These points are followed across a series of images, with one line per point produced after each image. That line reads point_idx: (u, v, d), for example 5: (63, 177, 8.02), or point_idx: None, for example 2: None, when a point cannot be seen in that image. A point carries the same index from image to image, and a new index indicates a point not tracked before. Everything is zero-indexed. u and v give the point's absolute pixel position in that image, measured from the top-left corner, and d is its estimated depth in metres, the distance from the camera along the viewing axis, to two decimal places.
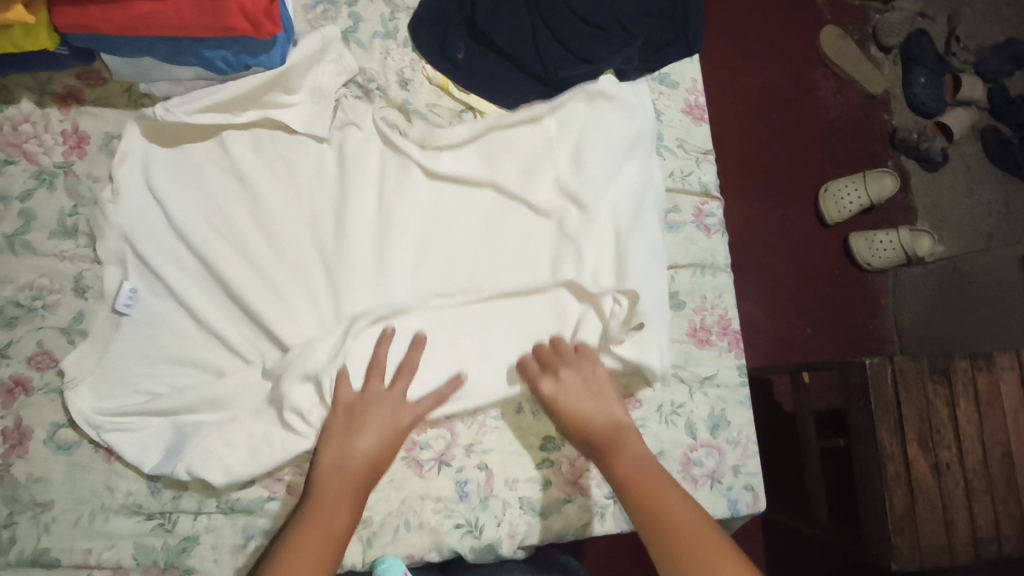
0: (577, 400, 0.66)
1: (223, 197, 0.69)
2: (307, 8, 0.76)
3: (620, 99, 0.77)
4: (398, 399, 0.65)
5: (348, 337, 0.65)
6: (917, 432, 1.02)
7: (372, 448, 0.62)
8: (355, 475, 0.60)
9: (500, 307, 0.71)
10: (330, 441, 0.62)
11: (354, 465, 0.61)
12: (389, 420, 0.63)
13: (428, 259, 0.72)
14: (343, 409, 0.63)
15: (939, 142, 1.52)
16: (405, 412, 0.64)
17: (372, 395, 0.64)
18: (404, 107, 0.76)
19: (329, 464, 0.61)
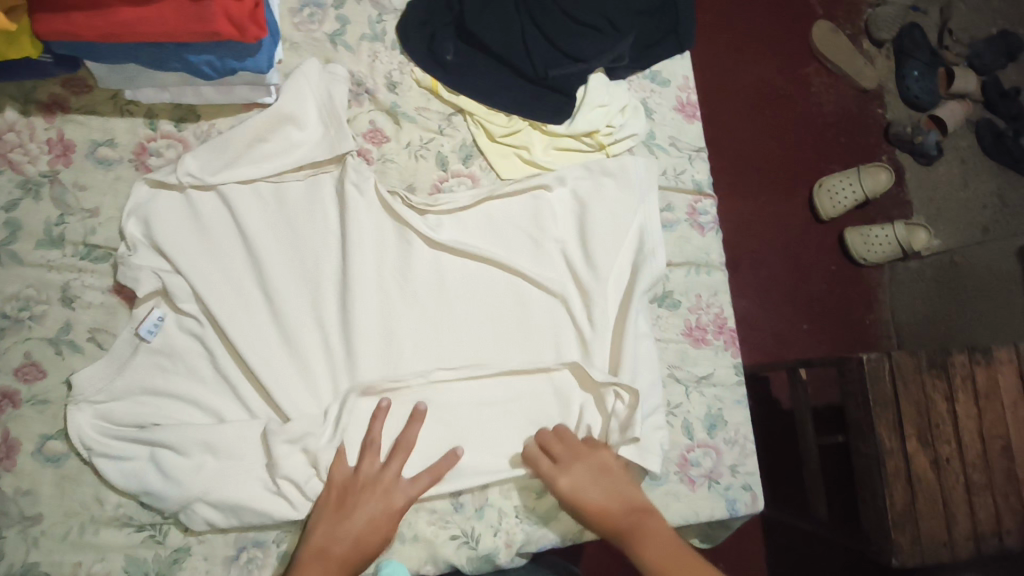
0: (586, 491, 0.66)
1: (208, 211, 0.69)
2: (294, 12, 0.76)
3: (621, 165, 0.78)
4: (394, 484, 0.64)
5: (343, 414, 0.66)
6: (916, 427, 1.02)
7: (363, 536, 0.62)
8: (344, 561, 0.60)
9: (501, 388, 0.71)
10: (320, 521, 0.62)
11: (343, 548, 0.60)
12: (381, 505, 0.63)
13: (428, 338, 0.71)
14: (337, 489, 0.63)
15: (933, 135, 1.52)
16: (397, 497, 0.64)
17: (369, 476, 0.64)
18: (392, 110, 0.76)
19: (317, 544, 0.60)
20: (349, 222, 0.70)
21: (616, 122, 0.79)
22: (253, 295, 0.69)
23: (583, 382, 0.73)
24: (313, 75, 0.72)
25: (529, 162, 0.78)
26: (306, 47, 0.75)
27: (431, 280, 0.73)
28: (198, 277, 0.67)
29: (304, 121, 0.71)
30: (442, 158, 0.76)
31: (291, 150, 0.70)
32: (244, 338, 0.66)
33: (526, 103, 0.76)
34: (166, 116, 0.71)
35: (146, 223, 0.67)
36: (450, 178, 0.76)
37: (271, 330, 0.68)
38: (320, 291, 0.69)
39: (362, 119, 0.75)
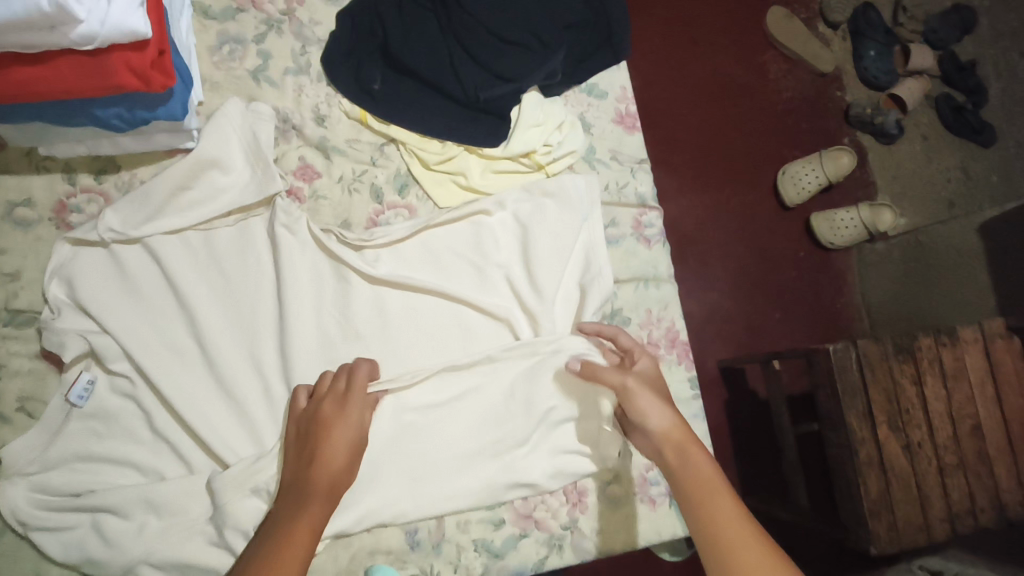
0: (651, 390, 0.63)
1: (133, 264, 0.67)
2: (212, 50, 0.74)
3: (565, 184, 0.76)
4: (349, 405, 0.62)
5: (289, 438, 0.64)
6: (886, 413, 1.01)
7: (333, 459, 0.59)
8: (322, 483, 0.58)
9: (456, 408, 0.70)
10: (293, 450, 0.61)
11: (318, 473, 0.58)
12: (336, 433, 0.60)
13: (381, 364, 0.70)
14: (298, 422, 0.62)
15: (893, 115, 1.51)
16: (347, 418, 0.61)
17: (319, 400, 0.62)
18: (322, 145, 0.74)
19: (295, 474, 0.59)
20: (283, 264, 0.68)
21: (553, 140, 0.77)
22: (187, 349, 0.67)
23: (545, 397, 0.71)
24: (235, 116, 0.70)
25: (468, 187, 0.76)
26: (229, 87, 0.73)
27: (374, 316, 0.71)
28: (126, 333, 0.65)
29: (229, 163, 0.69)
30: (377, 190, 0.74)
31: (217, 195, 0.69)
32: (180, 393, 0.65)
33: (459, 126, 0.75)
34: (85, 169, 0.69)
35: (69, 283, 0.65)
36: (385, 210, 0.74)
37: (209, 380, 0.67)
38: (258, 339, 0.68)
39: (291, 156, 0.73)
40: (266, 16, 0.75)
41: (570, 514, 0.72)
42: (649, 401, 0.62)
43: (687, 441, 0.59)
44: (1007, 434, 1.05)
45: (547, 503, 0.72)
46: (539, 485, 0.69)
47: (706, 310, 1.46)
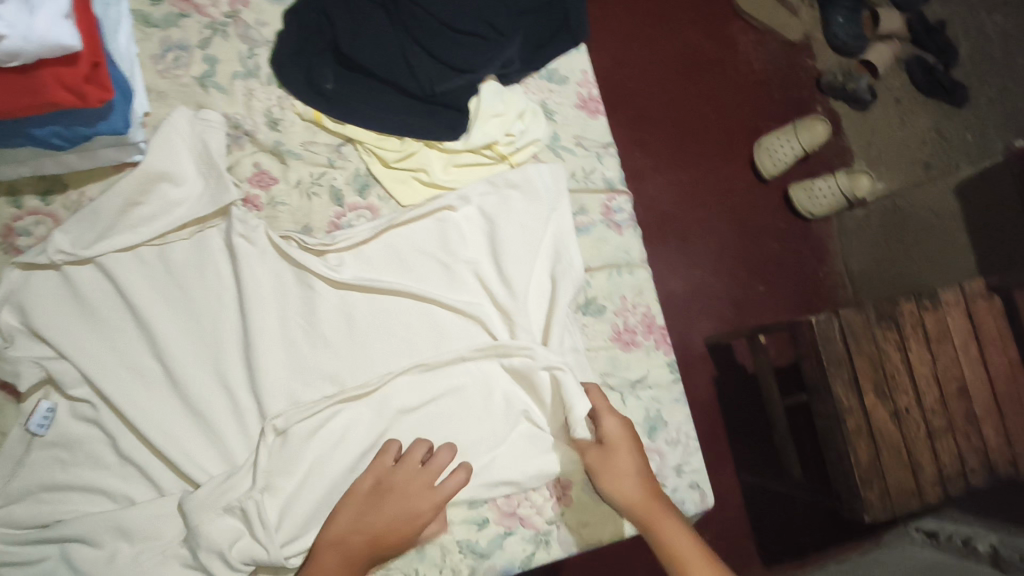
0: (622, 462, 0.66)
1: (88, 284, 0.65)
2: (156, 58, 0.71)
3: (529, 176, 0.74)
4: (429, 493, 0.63)
5: (261, 453, 0.63)
6: (872, 381, 1.01)
7: (385, 534, 0.61)
8: (359, 553, 0.60)
9: (433, 410, 0.69)
10: (346, 510, 0.62)
11: (358, 540, 0.60)
12: (409, 515, 0.62)
13: (354, 368, 0.69)
14: (377, 479, 0.63)
15: (865, 80, 1.50)
16: (425, 504, 0.62)
17: (405, 475, 0.63)
18: (276, 150, 0.72)
19: (337, 534, 0.61)
20: (244, 276, 0.66)
21: (515, 130, 0.75)
22: (151, 369, 0.65)
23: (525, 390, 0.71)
24: (183, 126, 0.67)
25: (429, 184, 0.74)
26: (175, 95, 0.71)
27: (341, 323, 0.69)
28: (85, 358, 0.63)
29: (181, 176, 0.67)
30: (337, 192, 0.72)
31: (170, 209, 0.66)
32: (146, 415, 0.63)
33: (416, 123, 0.73)
34: (31, 191, 0.66)
35: (21, 309, 0.63)
36: (347, 212, 0.72)
37: (175, 400, 0.65)
38: (223, 354, 0.66)
39: (245, 163, 0.71)
40: (209, 20, 0.73)
41: (555, 509, 0.71)
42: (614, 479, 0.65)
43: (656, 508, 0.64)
44: (993, 392, 1.05)
45: (531, 499, 0.71)
46: (519, 482, 0.68)
47: (690, 288, 1.45)
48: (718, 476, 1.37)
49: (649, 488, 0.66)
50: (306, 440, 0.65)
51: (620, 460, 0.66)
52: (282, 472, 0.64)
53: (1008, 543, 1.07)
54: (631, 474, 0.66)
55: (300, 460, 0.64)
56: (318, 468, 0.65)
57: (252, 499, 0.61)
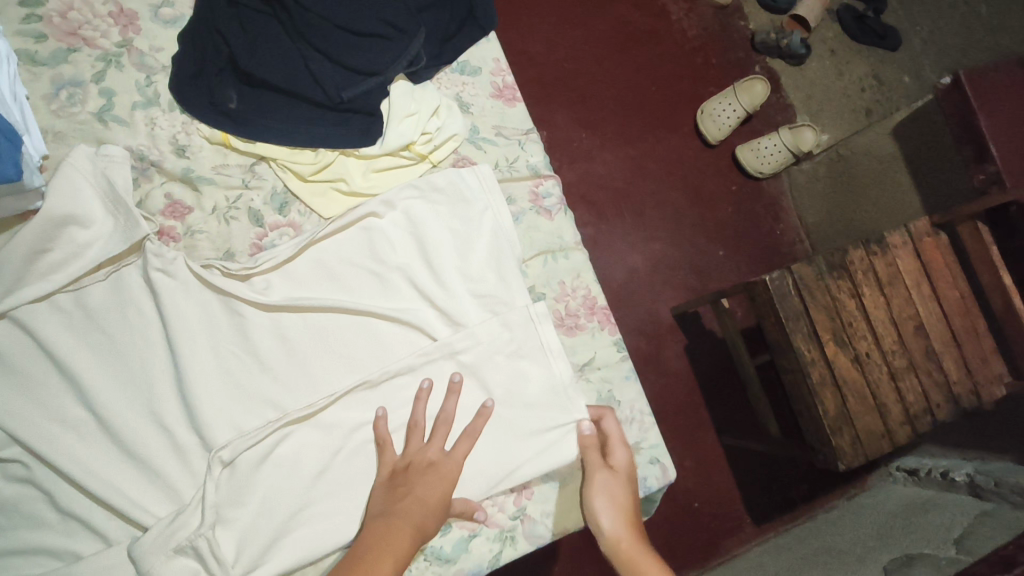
0: (614, 487, 0.66)
1: (2, 340, 0.62)
2: (49, 98, 0.69)
3: (453, 176, 0.73)
4: (448, 458, 0.66)
5: (208, 487, 0.61)
6: (830, 330, 1.02)
7: (429, 497, 0.62)
8: (415, 514, 0.60)
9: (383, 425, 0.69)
10: (379, 495, 0.63)
11: (408, 506, 0.61)
12: (440, 474, 0.64)
13: (297, 390, 0.67)
14: (392, 466, 0.65)
15: (796, 35, 1.49)
16: (448, 466, 0.65)
17: (419, 452, 0.66)
18: (187, 177, 0.70)
19: (381, 510, 0.61)
20: (166, 311, 0.64)
21: (431, 127, 0.74)
22: (82, 418, 0.63)
23: (476, 388, 0.71)
24: (85, 165, 0.65)
25: (350, 193, 0.73)
26: (74, 135, 0.69)
27: (278, 346, 0.67)
28: (7, 417, 0.60)
29: (88, 218, 0.64)
30: (255, 213, 0.71)
31: (81, 253, 0.64)
32: (82, 466, 0.61)
33: (328, 131, 0.71)
34: None
35: None
36: (269, 232, 0.71)
37: (111, 447, 0.63)
38: (156, 393, 0.64)
39: (156, 195, 0.69)
40: (101, 52, 0.71)
41: (517, 504, 0.71)
42: (606, 496, 0.65)
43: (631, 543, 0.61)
44: (948, 325, 1.06)
45: (493, 498, 0.70)
46: (494, 487, 0.69)
47: (650, 261, 1.45)
48: (698, 444, 1.38)
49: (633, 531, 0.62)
50: (256, 467, 0.64)
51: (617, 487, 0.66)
52: (233, 503, 0.62)
53: (982, 470, 1.08)
54: (617, 504, 0.65)
55: (251, 490, 0.63)
56: (271, 495, 0.63)
57: (203, 536, 0.59)
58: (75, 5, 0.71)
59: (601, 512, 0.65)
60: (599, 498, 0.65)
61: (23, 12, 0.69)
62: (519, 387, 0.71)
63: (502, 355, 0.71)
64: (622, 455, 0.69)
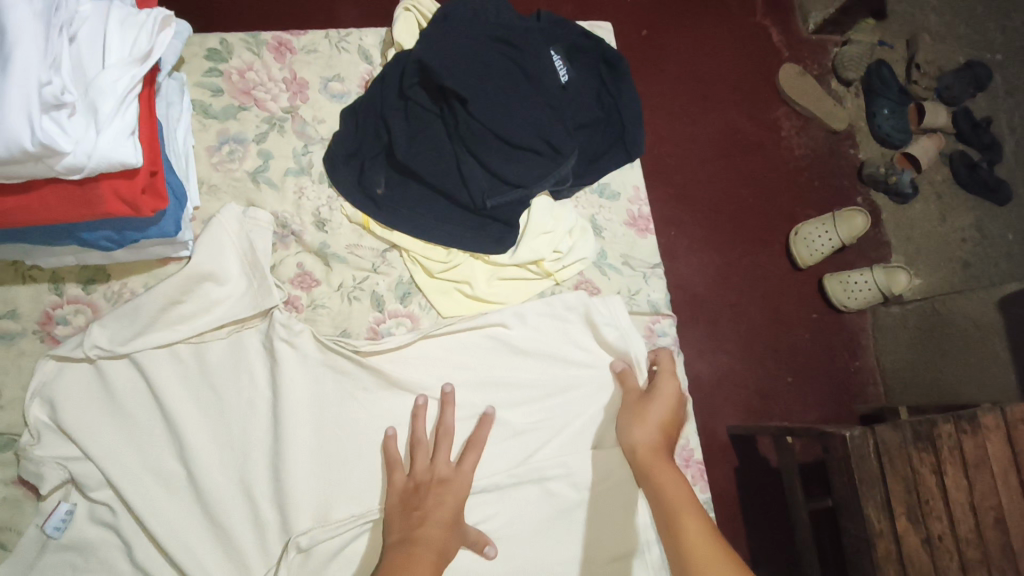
0: (652, 408, 0.68)
1: (122, 381, 0.64)
2: (211, 150, 0.71)
3: (582, 299, 0.73)
4: (456, 476, 0.64)
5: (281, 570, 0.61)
6: (905, 502, 0.87)
7: (443, 514, 0.61)
8: (436, 542, 0.59)
9: None
10: (396, 519, 0.61)
11: (429, 533, 0.59)
12: (451, 491, 0.63)
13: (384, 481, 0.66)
14: (404, 484, 0.64)
15: (907, 174, 1.46)
16: (459, 480, 0.64)
17: (425, 470, 0.64)
18: (322, 252, 0.71)
19: (398, 538, 0.59)
20: (281, 382, 0.65)
21: (563, 247, 0.75)
22: (174, 472, 0.63)
23: (560, 522, 0.69)
24: (230, 224, 0.67)
25: (472, 297, 0.73)
26: (227, 190, 0.71)
27: (372, 436, 0.67)
28: (107, 459, 0.61)
29: (225, 276, 0.66)
30: (378, 298, 0.71)
31: (211, 308, 0.66)
32: (165, 522, 0.61)
33: (463, 234, 0.72)
34: (73, 279, 0.66)
35: (51, 403, 0.62)
36: (387, 319, 0.71)
37: (194, 507, 0.63)
38: (249, 461, 0.64)
39: (289, 263, 0.71)
40: (268, 115, 0.74)
41: None
42: (650, 413, 0.68)
43: (659, 450, 0.65)
44: None
45: None
46: None
47: (715, 375, 1.39)
48: None
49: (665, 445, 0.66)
50: (328, 559, 0.63)
51: (655, 408, 0.69)
52: None
53: None
54: (657, 422, 0.67)
55: None
56: None
57: None
58: (254, 67, 0.74)
59: (634, 430, 0.68)
60: (635, 418, 0.68)
61: (206, 66, 0.73)
62: (602, 529, 0.69)
63: (591, 491, 0.70)
64: (666, 383, 0.70)
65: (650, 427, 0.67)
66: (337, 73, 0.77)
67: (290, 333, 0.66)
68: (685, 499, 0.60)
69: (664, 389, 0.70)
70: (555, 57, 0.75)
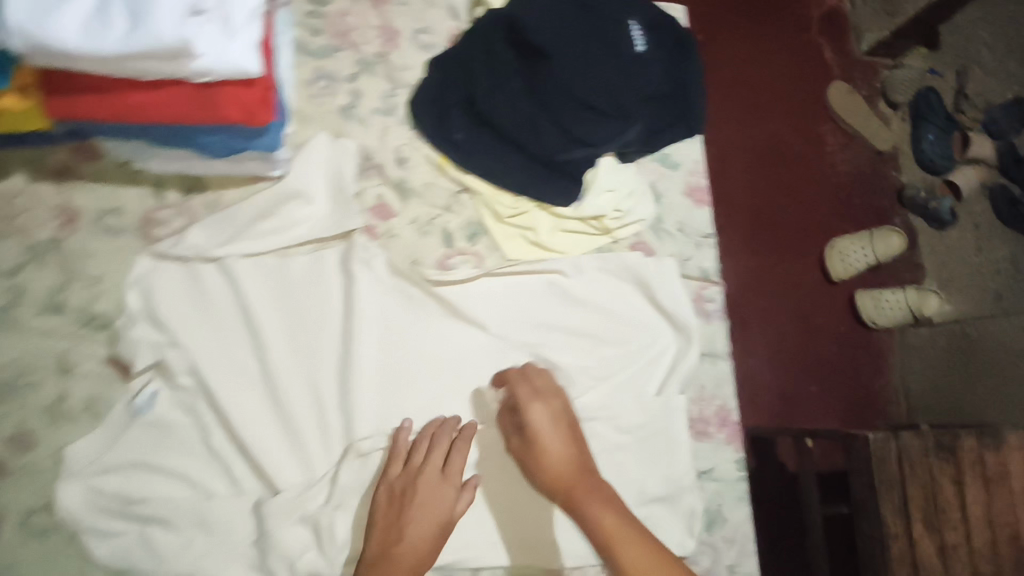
0: (539, 445, 0.65)
1: (208, 282, 0.68)
2: (308, 84, 0.77)
3: (637, 259, 0.78)
4: (447, 483, 0.65)
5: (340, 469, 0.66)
6: (922, 511, 0.85)
7: (424, 527, 0.62)
8: (410, 561, 0.60)
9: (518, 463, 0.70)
10: (377, 528, 0.62)
11: (403, 554, 0.60)
12: (432, 501, 0.63)
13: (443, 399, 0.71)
14: (391, 488, 0.64)
15: (948, 201, 1.46)
16: (448, 489, 0.64)
17: (417, 472, 0.64)
18: (400, 185, 0.76)
19: (375, 554, 0.60)
20: (355, 299, 0.70)
21: (624, 207, 0.79)
22: (251, 369, 0.68)
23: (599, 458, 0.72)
24: (320, 153, 0.73)
25: (535, 243, 0.78)
26: (319, 121, 0.76)
27: (432, 359, 0.72)
28: (196, 348, 0.66)
29: (312, 198, 0.72)
30: (447, 235, 0.76)
31: (296, 226, 0.71)
32: (239, 413, 0.66)
33: (533, 182, 0.76)
34: (176, 185, 0.71)
35: (146, 294, 0.67)
36: (454, 255, 0.76)
37: (264, 404, 0.68)
38: (319, 369, 0.69)
39: (369, 194, 0.75)
40: (361, 56, 0.79)
41: None
42: (542, 450, 0.64)
43: (570, 481, 0.62)
44: None
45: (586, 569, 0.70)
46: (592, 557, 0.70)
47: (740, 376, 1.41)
48: None
49: (573, 473, 0.63)
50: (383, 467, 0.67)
51: (545, 442, 0.65)
52: (357, 493, 0.66)
53: None
54: (554, 458, 0.64)
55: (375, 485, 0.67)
56: None
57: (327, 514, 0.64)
58: (352, 12, 0.80)
59: (536, 474, 0.64)
60: (531, 460, 0.65)
61: (309, 7, 0.79)
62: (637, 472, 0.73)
63: (632, 435, 0.73)
64: (535, 412, 0.66)
65: (558, 466, 0.63)
66: (427, 25, 0.82)
67: (365, 257, 0.72)
68: (613, 528, 0.57)
69: (539, 419, 0.66)
70: (634, 27, 0.76)
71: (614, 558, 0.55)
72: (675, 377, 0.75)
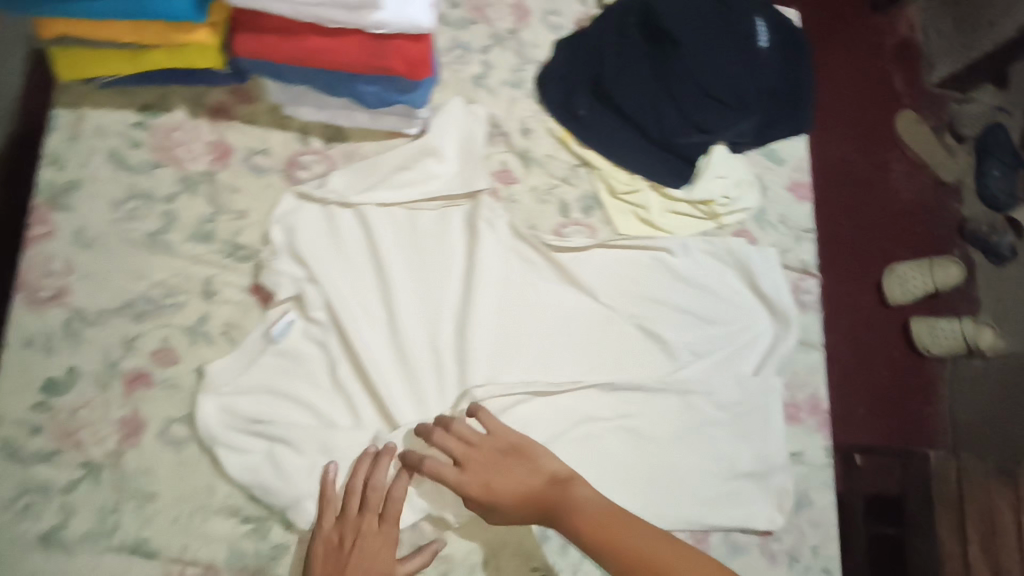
0: (493, 486, 0.63)
1: (344, 225, 0.73)
2: (444, 51, 0.81)
3: (742, 245, 0.81)
4: (385, 533, 0.63)
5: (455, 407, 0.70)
6: (980, 534, 0.89)
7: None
8: None
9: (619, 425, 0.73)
10: None
11: None
12: (376, 547, 0.62)
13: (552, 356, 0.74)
14: (334, 537, 0.63)
15: (1010, 236, 1.29)
16: (388, 536, 0.63)
17: (354, 524, 0.63)
18: (523, 154, 0.80)
19: None
20: (478, 253, 0.74)
21: (732, 194, 0.82)
22: (376, 311, 0.72)
23: (697, 428, 0.75)
24: (455, 115, 0.77)
25: (646, 220, 0.81)
26: (453, 86, 0.80)
27: (544, 318, 0.75)
28: (329, 285, 0.70)
29: (444, 155, 0.76)
30: (564, 205, 0.80)
31: (429, 180, 0.75)
32: (365, 349, 0.69)
33: (651, 166, 0.80)
34: (319, 133, 0.77)
35: (290, 229, 0.71)
36: (569, 225, 0.79)
37: (386, 344, 0.71)
38: (439, 316, 0.72)
39: (494, 159, 0.79)
40: (494, 31, 0.83)
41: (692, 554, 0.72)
42: (497, 492, 0.63)
43: (545, 500, 0.63)
44: None
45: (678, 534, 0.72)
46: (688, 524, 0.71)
47: None
48: None
49: (535, 498, 0.63)
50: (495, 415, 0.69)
51: (499, 482, 0.63)
52: None
53: None
54: (510, 495, 0.63)
55: None
56: None
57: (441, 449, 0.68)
58: None
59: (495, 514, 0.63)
60: (487, 500, 0.63)
61: None
62: (732, 445, 0.75)
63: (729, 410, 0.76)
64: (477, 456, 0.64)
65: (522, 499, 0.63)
66: (556, 8, 0.86)
67: (489, 216, 0.75)
68: (613, 520, 0.61)
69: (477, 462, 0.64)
70: (759, 23, 0.76)
71: (624, 549, 0.59)
72: (772, 359, 0.78)
